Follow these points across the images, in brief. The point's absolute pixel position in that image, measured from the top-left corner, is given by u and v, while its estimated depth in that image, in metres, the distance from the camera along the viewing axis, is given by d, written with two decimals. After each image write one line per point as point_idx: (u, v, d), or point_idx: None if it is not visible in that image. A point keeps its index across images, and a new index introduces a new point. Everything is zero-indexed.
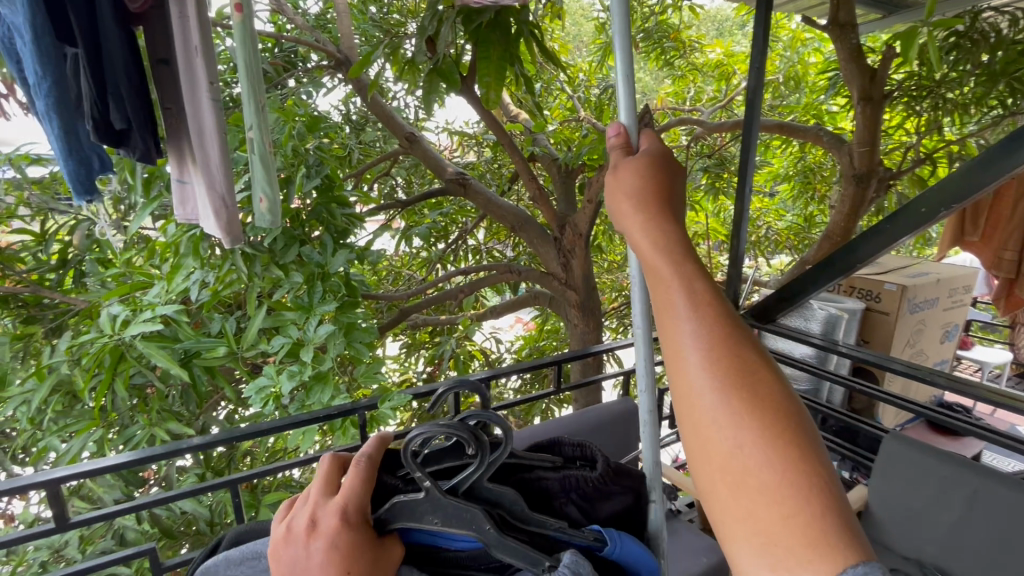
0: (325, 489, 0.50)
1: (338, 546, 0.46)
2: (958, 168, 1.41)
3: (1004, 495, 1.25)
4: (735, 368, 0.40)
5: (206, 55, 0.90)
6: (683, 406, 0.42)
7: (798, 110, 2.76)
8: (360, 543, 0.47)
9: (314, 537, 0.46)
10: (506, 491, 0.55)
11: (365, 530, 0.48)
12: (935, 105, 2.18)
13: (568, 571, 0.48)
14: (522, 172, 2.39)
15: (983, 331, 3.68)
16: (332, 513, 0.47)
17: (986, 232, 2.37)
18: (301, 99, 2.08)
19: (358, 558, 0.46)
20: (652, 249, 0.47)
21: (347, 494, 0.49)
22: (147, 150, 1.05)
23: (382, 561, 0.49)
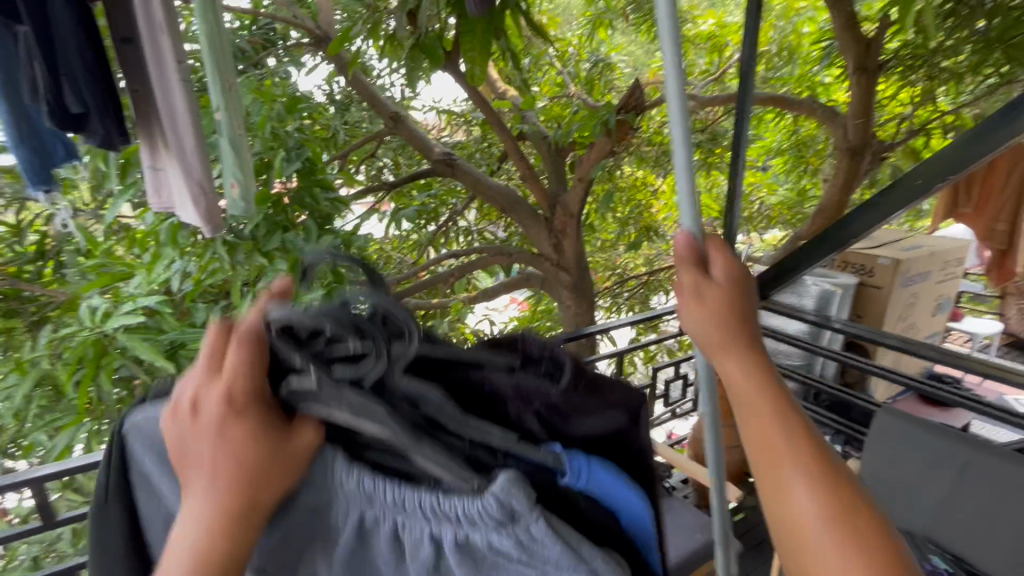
0: (213, 365, 0.47)
1: (225, 432, 0.45)
2: (954, 140, 1.39)
3: (998, 467, 1.26)
4: (838, 503, 0.42)
5: (172, 33, 0.84)
6: (781, 525, 0.44)
7: (791, 82, 2.73)
8: (250, 428, 0.45)
9: (197, 421, 0.45)
10: (430, 391, 0.47)
11: (259, 415, 0.46)
12: (930, 74, 2.13)
13: (497, 499, 0.41)
14: (511, 150, 2.34)
15: (974, 302, 3.69)
16: (214, 399, 0.46)
17: (979, 204, 2.35)
18: (281, 79, 2.01)
19: (254, 445, 0.45)
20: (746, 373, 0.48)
21: (231, 378, 0.46)
22: (110, 134, 1.00)
23: (287, 447, 0.46)
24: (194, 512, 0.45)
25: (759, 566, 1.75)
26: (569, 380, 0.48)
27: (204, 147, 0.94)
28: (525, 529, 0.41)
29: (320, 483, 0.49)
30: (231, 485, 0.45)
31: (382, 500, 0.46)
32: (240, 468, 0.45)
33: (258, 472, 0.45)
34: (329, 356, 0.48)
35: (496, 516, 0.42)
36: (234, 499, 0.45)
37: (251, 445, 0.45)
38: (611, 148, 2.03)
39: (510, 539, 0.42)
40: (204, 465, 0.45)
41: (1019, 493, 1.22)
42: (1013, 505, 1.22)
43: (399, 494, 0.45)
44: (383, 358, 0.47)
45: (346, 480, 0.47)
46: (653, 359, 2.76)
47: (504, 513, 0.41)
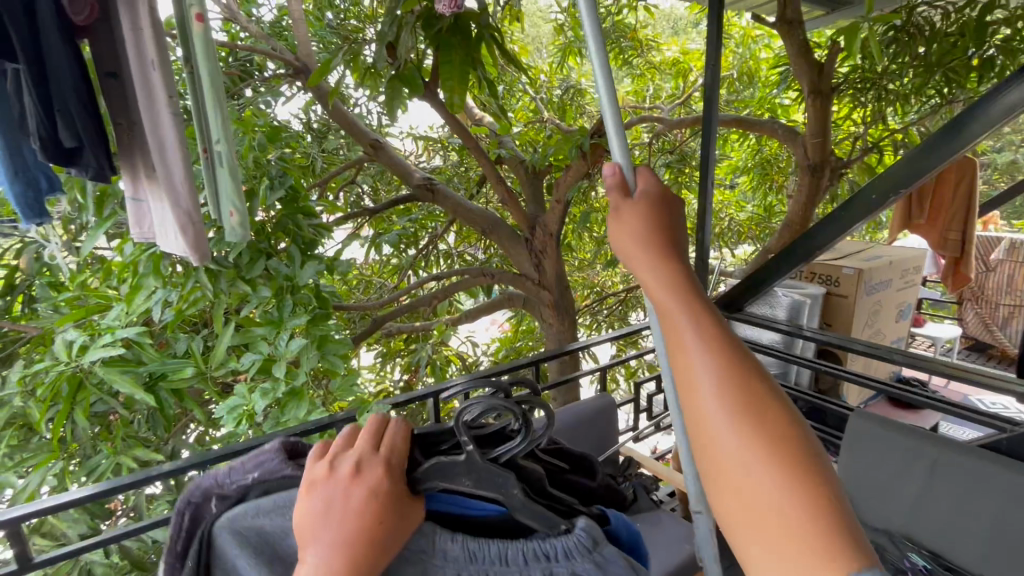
0: (372, 441, 0.48)
1: (378, 494, 0.44)
2: (903, 156, 1.50)
3: (961, 462, 1.34)
4: (738, 381, 0.42)
5: (163, 68, 0.82)
6: (696, 426, 0.42)
7: (752, 104, 2.87)
8: (398, 494, 0.44)
9: (356, 482, 0.44)
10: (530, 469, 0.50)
11: (400, 485, 0.45)
12: (879, 96, 2.28)
13: (585, 537, 0.42)
14: (490, 175, 2.38)
15: (933, 309, 3.88)
16: (353, 478, 0.44)
17: (932, 214, 2.49)
18: (260, 109, 2.03)
19: (386, 512, 0.43)
20: (637, 200, 0.51)
21: (392, 449, 0.47)
22: (102, 165, 0.96)
23: (408, 520, 0.44)
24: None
25: None
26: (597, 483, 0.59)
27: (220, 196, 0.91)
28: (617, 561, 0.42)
29: (415, 558, 0.44)
30: None
31: (482, 554, 0.43)
32: (372, 527, 0.42)
33: (380, 532, 0.42)
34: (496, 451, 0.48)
35: (581, 542, 0.42)
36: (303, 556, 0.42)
37: (390, 516, 0.43)
38: (587, 170, 2.14)
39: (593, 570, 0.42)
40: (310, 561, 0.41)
41: (982, 487, 1.29)
42: (980, 498, 1.30)
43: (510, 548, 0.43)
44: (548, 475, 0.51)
45: (448, 546, 0.44)
46: (634, 374, 2.82)
47: (588, 540, 0.42)
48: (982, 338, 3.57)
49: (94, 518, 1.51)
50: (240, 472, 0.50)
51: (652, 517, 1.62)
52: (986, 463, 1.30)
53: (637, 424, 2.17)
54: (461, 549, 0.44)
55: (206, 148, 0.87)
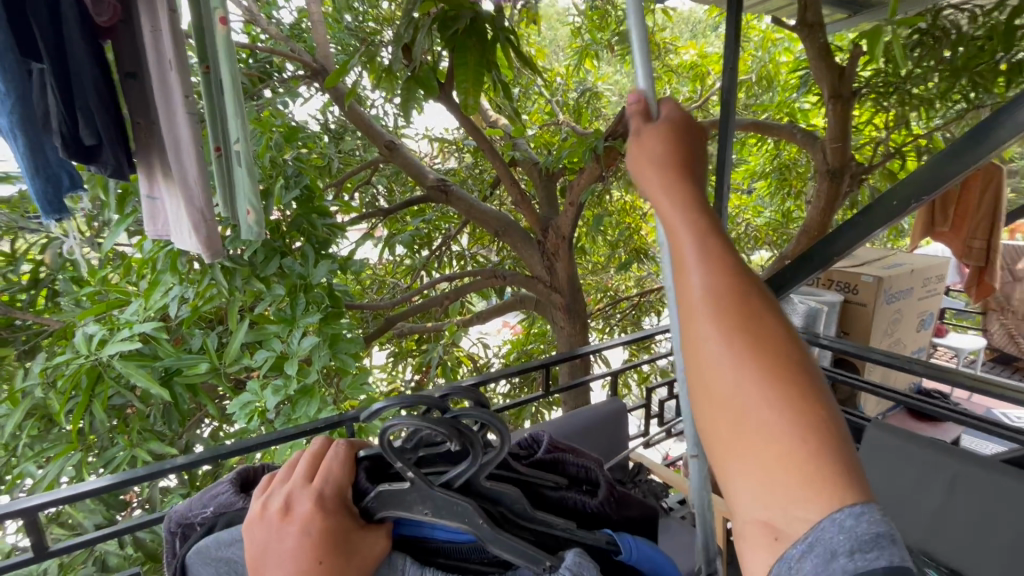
0: (305, 473, 0.48)
1: (311, 532, 0.44)
2: (925, 161, 1.46)
3: (982, 477, 1.32)
4: (735, 295, 0.39)
5: (181, 69, 0.83)
6: (686, 340, 0.40)
7: (771, 108, 2.83)
8: (336, 528, 0.44)
9: (287, 520, 0.44)
10: (506, 489, 0.50)
11: (338, 518, 0.45)
12: (902, 100, 2.24)
13: (568, 574, 0.42)
14: (503, 177, 2.38)
15: (957, 319, 3.78)
16: (284, 516, 0.44)
17: (956, 221, 2.42)
18: (278, 109, 2.05)
19: (327, 550, 0.43)
20: (657, 124, 0.50)
21: (324, 480, 0.47)
22: (120, 162, 0.98)
23: (359, 552, 0.44)
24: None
25: None
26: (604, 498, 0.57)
27: (234, 194, 0.92)
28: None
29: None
30: None
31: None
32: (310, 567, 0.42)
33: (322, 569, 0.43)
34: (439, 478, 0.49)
35: None
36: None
37: (333, 550, 0.43)
38: (600, 173, 2.12)
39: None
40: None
41: (1004, 503, 1.27)
42: (999, 514, 1.27)
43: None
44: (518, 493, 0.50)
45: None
46: (645, 379, 2.79)
47: None
48: (1008, 350, 3.46)
49: (109, 509, 1.53)
50: (200, 505, 0.54)
51: (659, 524, 1.61)
52: (1008, 477, 1.28)
53: (647, 430, 2.15)
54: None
55: (219, 146, 0.88)
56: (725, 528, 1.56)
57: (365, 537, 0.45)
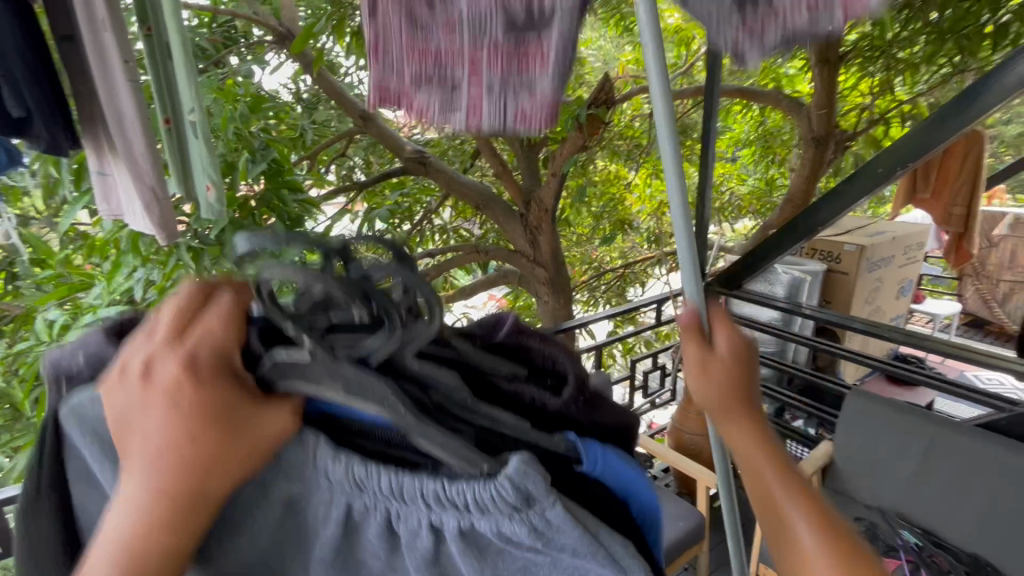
0: (179, 331, 0.40)
1: (181, 403, 0.37)
2: (912, 128, 1.44)
3: (958, 443, 1.37)
4: (839, 541, 0.43)
5: (116, 30, 0.76)
6: (793, 564, 0.44)
7: (757, 74, 2.78)
8: (213, 400, 0.38)
9: (151, 388, 0.38)
10: (441, 374, 0.42)
11: (214, 387, 0.38)
12: (887, 65, 2.20)
13: (511, 487, 0.35)
14: (484, 148, 2.31)
15: (933, 284, 3.86)
16: (148, 385, 0.38)
17: (937, 188, 2.43)
18: (244, 78, 1.94)
19: (199, 424, 0.37)
20: (717, 352, 0.51)
21: (201, 343, 0.39)
22: (55, 135, 0.91)
23: (248, 428, 0.38)
24: (108, 555, 0.37)
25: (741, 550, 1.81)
26: (569, 397, 0.46)
27: (189, 171, 0.86)
28: (551, 516, 0.35)
29: (295, 474, 0.40)
30: (146, 553, 0.37)
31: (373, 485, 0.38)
32: (181, 448, 0.37)
33: (204, 448, 0.37)
34: (333, 319, 0.42)
35: (512, 502, 0.35)
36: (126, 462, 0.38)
37: (209, 431, 0.37)
38: (583, 143, 2.07)
39: (524, 526, 0.36)
40: (138, 477, 0.37)
41: (978, 469, 1.33)
42: (975, 480, 1.34)
43: (413, 483, 0.37)
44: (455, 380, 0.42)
45: (330, 465, 0.39)
46: (630, 351, 2.80)
47: (520, 500, 0.35)
48: (980, 314, 3.56)
49: None
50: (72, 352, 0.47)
51: None
52: (984, 444, 1.33)
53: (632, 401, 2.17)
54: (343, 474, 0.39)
55: (169, 118, 0.81)
56: (709, 495, 1.60)
57: (255, 411, 0.39)
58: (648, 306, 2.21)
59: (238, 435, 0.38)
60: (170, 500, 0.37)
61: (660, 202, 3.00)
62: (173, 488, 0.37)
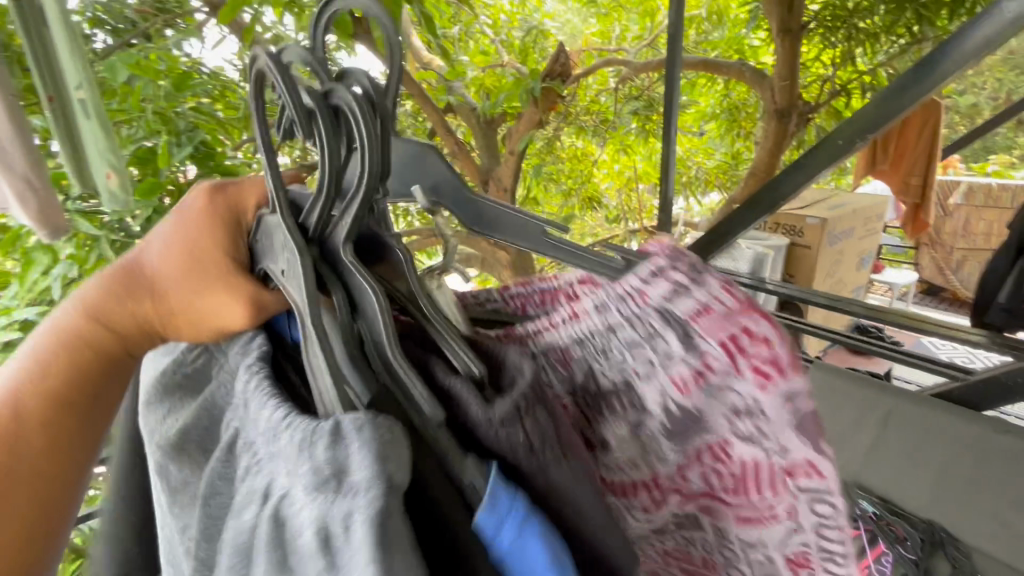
0: (212, 206, 0.46)
1: (191, 255, 0.45)
2: (871, 98, 1.41)
3: (915, 412, 1.43)
4: None
5: None
6: None
7: (721, 45, 2.74)
8: (209, 265, 0.45)
9: (183, 223, 0.46)
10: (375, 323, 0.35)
11: (216, 254, 0.45)
12: (849, 35, 2.18)
13: (334, 426, 0.30)
14: (439, 127, 2.20)
15: (892, 254, 3.96)
16: (183, 220, 0.46)
17: (895, 158, 2.46)
18: (173, 53, 1.76)
19: (190, 272, 0.45)
20: None
21: (225, 225, 0.45)
22: None
23: (211, 298, 0.45)
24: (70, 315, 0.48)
25: None
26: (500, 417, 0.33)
27: (82, 156, 0.76)
28: (353, 440, 0.29)
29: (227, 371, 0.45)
30: (107, 339, 0.48)
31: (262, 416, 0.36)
32: (172, 280, 0.46)
33: (182, 296, 0.45)
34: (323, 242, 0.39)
35: (325, 462, 0.29)
36: (127, 279, 0.48)
37: (185, 284, 0.45)
38: (540, 118, 1.99)
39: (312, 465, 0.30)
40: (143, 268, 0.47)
41: (934, 437, 1.40)
42: (931, 446, 1.40)
43: (283, 418, 0.34)
44: (385, 306, 0.35)
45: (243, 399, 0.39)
46: None
47: (333, 464, 0.29)
48: (935, 281, 3.70)
49: None
50: None
51: None
52: (940, 413, 1.40)
53: None
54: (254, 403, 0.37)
55: (51, 95, 0.71)
56: None
57: (223, 281, 0.44)
58: None
59: (208, 305, 0.45)
60: (135, 314, 0.47)
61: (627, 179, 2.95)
62: (142, 308, 0.47)
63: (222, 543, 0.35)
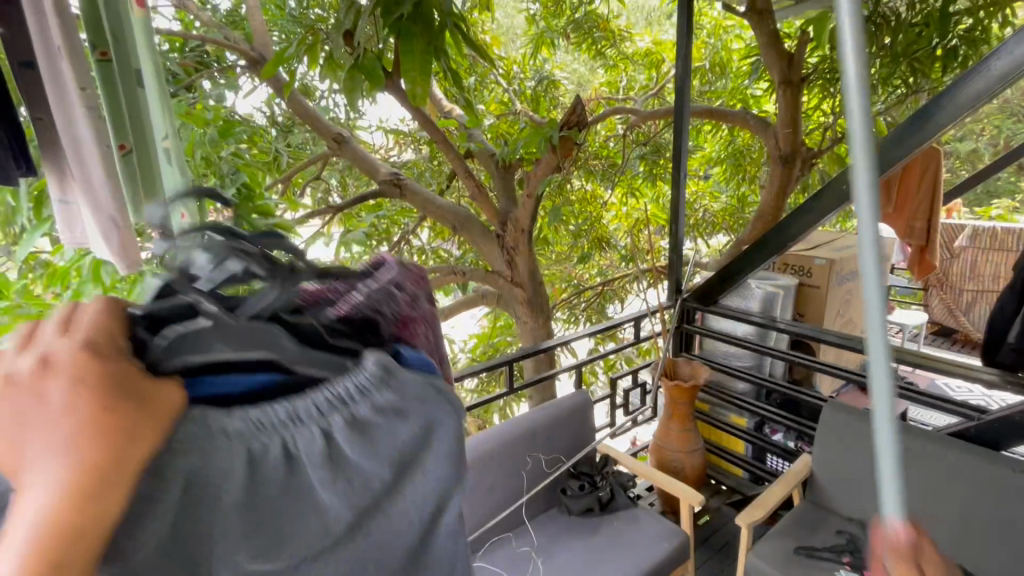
0: (94, 331, 0.32)
1: (87, 382, 0.29)
2: (870, 147, 1.49)
3: (929, 450, 1.45)
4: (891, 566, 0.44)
5: (74, 58, 0.77)
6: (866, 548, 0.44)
7: (725, 95, 2.88)
8: (122, 373, 0.30)
9: (45, 377, 0.29)
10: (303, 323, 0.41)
11: (120, 363, 0.30)
12: (847, 86, 2.29)
13: (374, 364, 0.38)
14: (458, 170, 2.32)
15: (901, 295, 3.99)
16: (39, 372, 0.29)
17: (898, 203, 2.52)
18: (214, 102, 1.90)
19: (115, 393, 0.29)
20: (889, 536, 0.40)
21: (96, 330, 0.32)
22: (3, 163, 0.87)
23: (158, 395, 0.30)
24: None
25: (726, 568, 1.80)
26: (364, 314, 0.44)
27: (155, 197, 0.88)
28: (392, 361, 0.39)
29: (197, 446, 0.30)
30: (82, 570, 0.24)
31: (269, 418, 0.34)
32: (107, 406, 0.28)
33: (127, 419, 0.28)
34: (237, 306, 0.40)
35: (381, 369, 0.38)
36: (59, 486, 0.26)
37: (117, 394, 0.29)
38: (557, 163, 2.10)
39: (395, 395, 0.38)
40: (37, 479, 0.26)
41: (952, 476, 1.40)
42: (949, 485, 1.40)
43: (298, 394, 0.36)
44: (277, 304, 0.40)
45: (227, 421, 0.33)
46: (612, 368, 2.82)
47: (388, 369, 0.39)
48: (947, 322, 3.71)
49: None
50: None
51: (629, 514, 1.62)
52: (954, 450, 1.41)
53: (613, 419, 2.16)
54: (245, 422, 0.33)
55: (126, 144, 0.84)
56: (691, 513, 1.57)
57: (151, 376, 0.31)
58: (627, 322, 2.21)
59: (157, 392, 0.30)
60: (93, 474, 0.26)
61: (637, 220, 3.04)
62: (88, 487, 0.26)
63: (254, 515, 0.31)
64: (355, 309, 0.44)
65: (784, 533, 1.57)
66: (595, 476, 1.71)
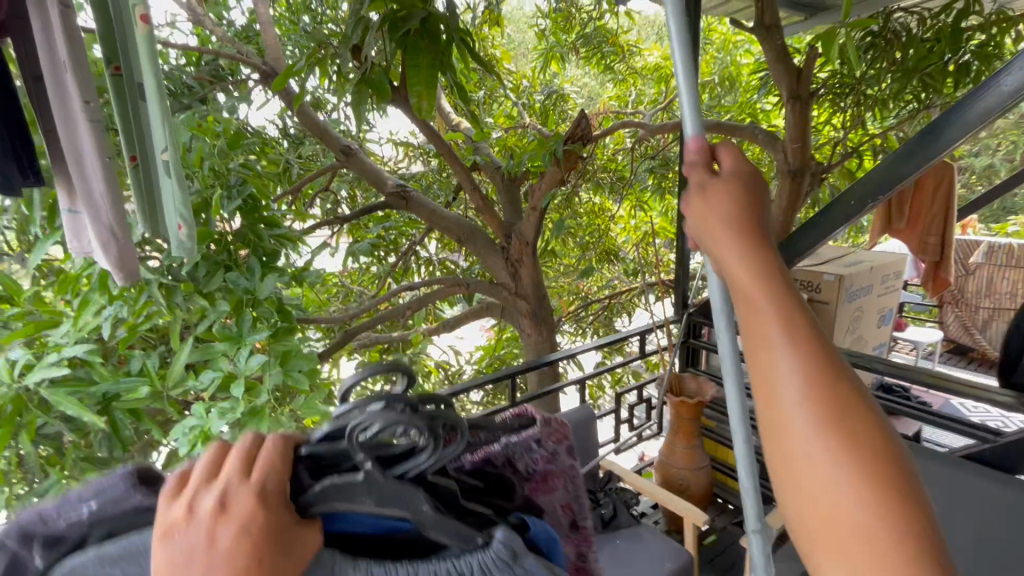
0: (251, 463, 0.37)
1: (250, 531, 0.34)
2: (879, 162, 1.47)
3: (940, 471, 1.39)
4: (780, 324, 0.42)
5: (76, 69, 0.77)
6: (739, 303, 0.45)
7: (734, 109, 2.83)
8: (279, 526, 0.35)
9: (220, 521, 0.34)
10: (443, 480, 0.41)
11: (279, 514, 0.35)
12: (857, 101, 2.27)
13: (501, 549, 0.36)
14: (464, 182, 2.33)
15: (914, 312, 3.92)
16: (218, 514, 0.34)
17: (911, 219, 2.49)
18: (226, 114, 1.93)
19: (267, 549, 0.33)
20: (722, 178, 0.50)
21: (265, 471, 0.36)
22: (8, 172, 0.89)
23: (296, 550, 0.35)
24: None
25: None
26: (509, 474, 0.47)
27: (155, 214, 0.88)
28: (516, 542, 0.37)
29: None
30: None
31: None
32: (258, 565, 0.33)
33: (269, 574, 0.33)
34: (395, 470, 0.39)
35: (503, 552, 0.36)
36: None
37: (265, 549, 0.34)
38: (562, 176, 2.09)
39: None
40: None
41: (964, 498, 1.34)
42: (961, 507, 1.33)
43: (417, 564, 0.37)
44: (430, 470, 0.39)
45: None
46: (618, 382, 2.79)
47: (511, 552, 0.36)
48: (963, 340, 3.63)
49: None
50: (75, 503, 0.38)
51: (633, 533, 1.59)
52: (965, 471, 1.35)
53: (618, 435, 2.14)
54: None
55: (134, 156, 0.84)
56: (696, 533, 1.54)
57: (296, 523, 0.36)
58: (633, 336, 2.19)
59: (294, 544, 0.35)
60: None
61: (644, 234, 3.02)
62: None
63: None
64: (490, 460, 0.47)
65: (790, 555, 1.52)
66: (598, 492, 1.68)
